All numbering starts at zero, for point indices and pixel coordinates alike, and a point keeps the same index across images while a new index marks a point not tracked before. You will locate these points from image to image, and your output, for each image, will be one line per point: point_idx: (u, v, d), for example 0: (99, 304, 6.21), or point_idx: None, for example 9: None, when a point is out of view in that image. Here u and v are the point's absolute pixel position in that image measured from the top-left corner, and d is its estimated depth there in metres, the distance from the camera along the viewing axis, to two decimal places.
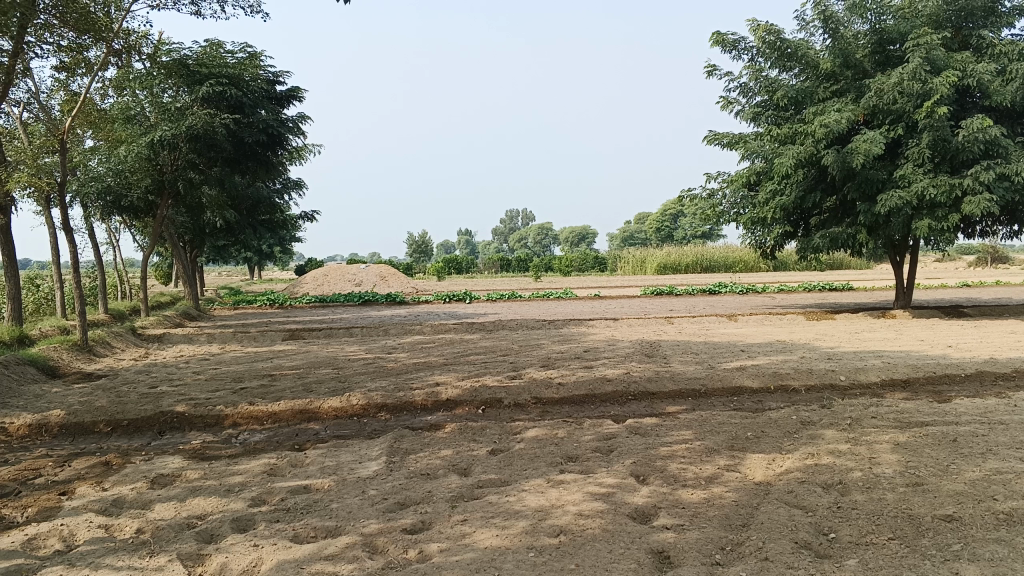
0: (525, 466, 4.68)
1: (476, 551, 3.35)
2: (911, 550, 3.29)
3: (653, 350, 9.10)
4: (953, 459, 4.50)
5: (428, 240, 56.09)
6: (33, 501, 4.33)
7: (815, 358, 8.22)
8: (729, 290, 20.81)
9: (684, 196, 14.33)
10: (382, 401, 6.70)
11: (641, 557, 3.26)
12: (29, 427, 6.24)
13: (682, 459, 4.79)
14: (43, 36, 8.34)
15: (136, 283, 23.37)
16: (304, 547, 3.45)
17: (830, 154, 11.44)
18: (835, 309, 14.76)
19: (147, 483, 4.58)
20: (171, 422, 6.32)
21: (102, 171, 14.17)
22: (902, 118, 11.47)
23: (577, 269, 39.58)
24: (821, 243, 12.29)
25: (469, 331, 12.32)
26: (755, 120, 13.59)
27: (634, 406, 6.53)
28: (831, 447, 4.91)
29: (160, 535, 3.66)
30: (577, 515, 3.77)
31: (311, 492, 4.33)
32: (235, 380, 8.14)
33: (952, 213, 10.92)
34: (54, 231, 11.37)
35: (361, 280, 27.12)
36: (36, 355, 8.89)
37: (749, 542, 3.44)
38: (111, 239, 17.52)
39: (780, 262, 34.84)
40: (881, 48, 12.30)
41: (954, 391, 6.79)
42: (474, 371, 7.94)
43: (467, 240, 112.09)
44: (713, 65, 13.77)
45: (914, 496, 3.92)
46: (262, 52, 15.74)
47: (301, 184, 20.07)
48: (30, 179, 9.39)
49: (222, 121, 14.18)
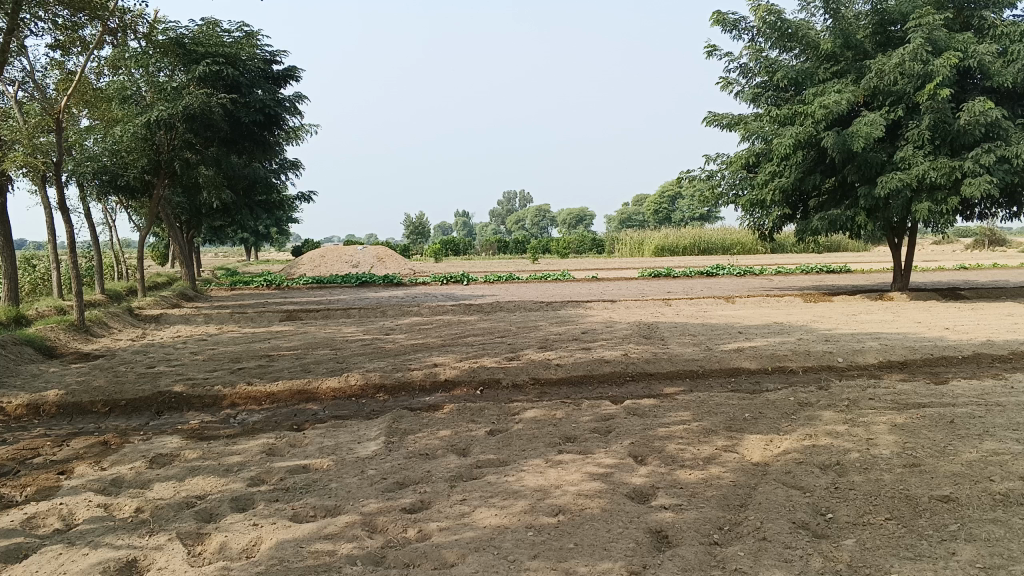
0: (524, 447, 4.68)
1: (476, 530, 3.36)
2: (908, 530, 3.31)
3: (651, 332, 9.11)
4: (951, 441, 4.51)
5: (426, 222, 55.92)
6: (32, 480, 4.33)
7: (813, 340, 8.22)
8: (726, 272, 20.81)
9: (682, 177, 14.27)
10: (380, 381, 6.71)
11: (640, 537, 3.27)
12: (27, 407, 6.23)
13: (680, 439, 4.80)
14: (37, 14, 8.29)
15: (132, 263, 23.29)
16: (304, 526, 3.45)
17: (830, 135, 11.40)
18: (832, 291, 14.80)
19: (146, 462, 4.59)
20: (169, 402, 6.32)
21: (97, 151, 13.84)
22: (902, 99, 11.44)
23: (575, 251, 39.50)
24: (820, 226, 12.28)
25: (467, 312, 12.32)
26: (754, 101, 13.54)
27: (632, 386, 6.54)
28: (829, 428, 4.92)
29: (159, 515, 3.67)
30: (577, 495, 3.78)
31: (310, 472, 4.34)
32: (233, 361, 8.13)
33: (952, 195, 10.90)
34: (50, 211, 11.33)
35: (358, 261, 27.05)
36: (33, 335, 8.88)
37: (747, 522, 3.45)
38: (108, 220, 17.46)
39: (777, 244, 34.80)
40: (882, 29, 12.21)
41: (951, 372, 6.82)
42: (472, 352, 7.95)
43: (465, 222, 111.97)
44: (713, 46, 13.68)
45: (912, 477, 3.93)
46: (259, 30, 15.64)
47: (298, 165, 19.95)
48: (26, 159, 9.33)
49: (219, 101, 14.10)
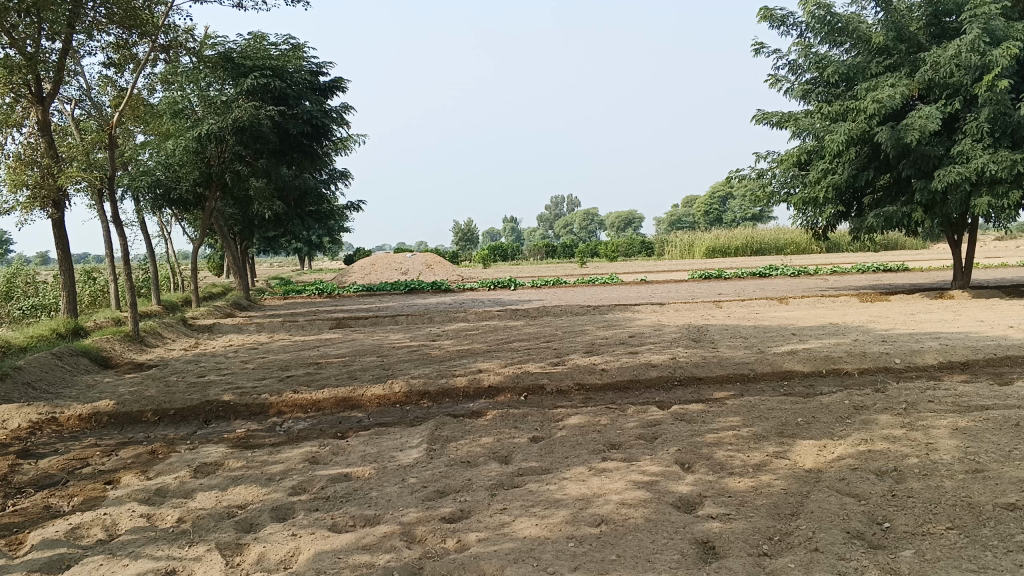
0: (567, 454, 4.59)
1: (515, 541, 3.29)
2: (971, 541, 3.13)
3: (701, 335, 8.93)
4: (1016, 445, 4.29)
5: (474, 229, 56.13)
6: (80, 490, 4.39)
7: (869, 341, 7.97)
8: (780, 272, 20.43)
9: (733, 178, 13.98)
10: (423, 388, 6.67)
11: (685, 548, 3.16)
12: (79, 416, 6.35)
13: (729, 446, 4.65)
14: (91, 33, 8.52)
15: (190, 276, 23.78)
16: (343, 536, 3.42)
17: (884, 130, 11.05)
18: (889, 290, 14.37)
19: (190, 472, 4.62)
20: (216, 411, 6.38)
21: (152, 165, 14.66)
22: (959, 91, 11.06)
23: (624, 254, 39.20)
24: (875, 223, 11.90)
25: (513, 318, 12.26)
26: (804, 98, 13.25)
27: (680, 391, 6.40)
28: (885, 432, 4.72)
29: (200, 525, 3.67)
30: (619, 504, 3.68)
31: (352, 481, 4.31)
32: (281, 369, 8.18)
33: (1013, 189, 10.47)
34: (107, 224, 11.61)
35: (408, 269, 27.20)
36: (90, 346, 9.07)
37: (798, 532, 3.31)
38: (163, 232, 17.81)
39: (834, 243, 34.07)
40: (936, 20, 11.82)
41: (1016, 373, 6.51)
42: (518, 358, 7.87)
43: (514, 227, 111.98)
44: (761, 43, 13.40)
45: (975, 483, 3.74)
46: (305, 42, 15.83)
47: (346, 175, 20.10)
48: (83, 175, 9.60)
49: (267, 112, 14.28)
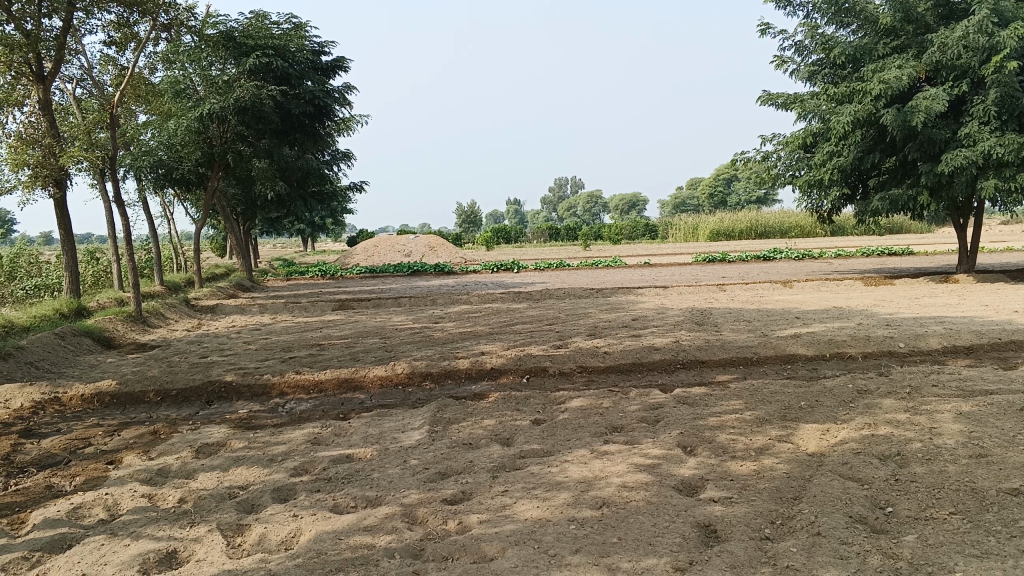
0: (569, 437, 4.58)
1: (517, 523, 3.28)
2: (974, 526, 3.12)
3: (704, 318, 8.90)
4: (1021, 430, 4.27)
5: (477, 211, 56.08)
6: (81, 470, 4.40)
7: (873, 325, 7.95)
8: (784, 255, 20.38)
9: (737, 160, 13.89)
10: (426, 370, 6.66)
11: (687, 531, 3.15)
12: (82, 396, 6.35)
13: (732, 429, 4.63)
14: (92, 12, 8.47)
15: (193, 257, 23.75)
16: (344, 517, 3.41)
17: (890, 112, 10.94)
18: (894, 274, 14.31)
19: (192, 452, 4.62)
20: (219, 391, 6.38)
21: (154, 145, 14.48)
22: (967, 73, 10.97)
23: (627, 237, 39.12)
24: (880, 206, 11.83)
25: (516, 300, 12.24)
26: (810, 79, 13.13)
27: (683, 374, 6.39)
28: (889, 416, 4.70)
29: (201, 505, 3.67)
30: (621, 487, 3.67)
31: (353, 462, 4.31)
32: (284, 350, 8.18)
33: (1020, 172, 10.39)
34: (109, 204, 11.57)
35: (411, 251, 27.18)
36: (92, 327, 9.07)
37: (801, 516, 3.29)
38: (166, 212, 17.75)
39: (838, 227, 33.96)
40: (944, 1, 11.71)
41: (1021, 358, 6.49)
42: (520, 340, 7.85)
43: (517, 209, 111.85)
44: (767, 23, 13.27)
45: (978, 468, 3.72)
46: (307, 21, 15.72)
47: (349, 155, 20.05)
48: (84, 154, 9.57)
49: (269, 92, 14.20)
